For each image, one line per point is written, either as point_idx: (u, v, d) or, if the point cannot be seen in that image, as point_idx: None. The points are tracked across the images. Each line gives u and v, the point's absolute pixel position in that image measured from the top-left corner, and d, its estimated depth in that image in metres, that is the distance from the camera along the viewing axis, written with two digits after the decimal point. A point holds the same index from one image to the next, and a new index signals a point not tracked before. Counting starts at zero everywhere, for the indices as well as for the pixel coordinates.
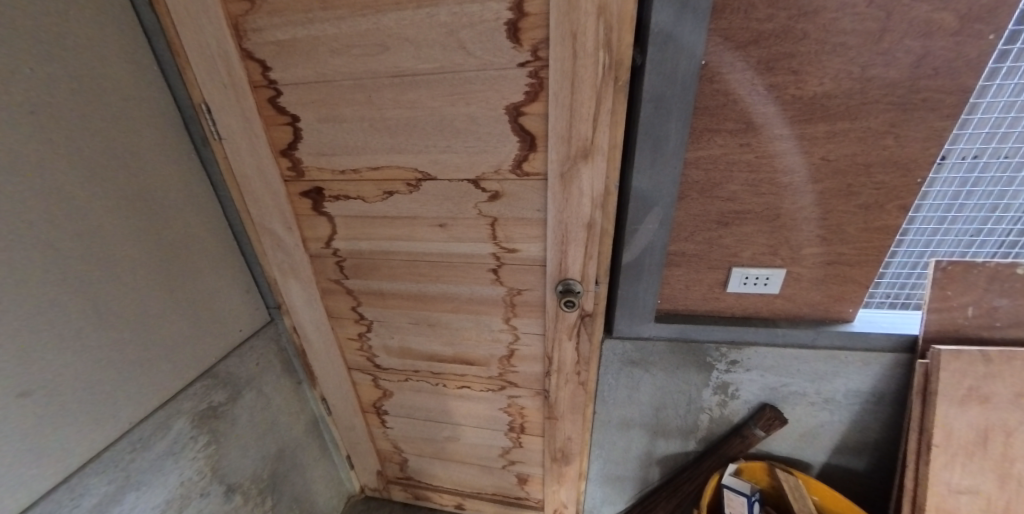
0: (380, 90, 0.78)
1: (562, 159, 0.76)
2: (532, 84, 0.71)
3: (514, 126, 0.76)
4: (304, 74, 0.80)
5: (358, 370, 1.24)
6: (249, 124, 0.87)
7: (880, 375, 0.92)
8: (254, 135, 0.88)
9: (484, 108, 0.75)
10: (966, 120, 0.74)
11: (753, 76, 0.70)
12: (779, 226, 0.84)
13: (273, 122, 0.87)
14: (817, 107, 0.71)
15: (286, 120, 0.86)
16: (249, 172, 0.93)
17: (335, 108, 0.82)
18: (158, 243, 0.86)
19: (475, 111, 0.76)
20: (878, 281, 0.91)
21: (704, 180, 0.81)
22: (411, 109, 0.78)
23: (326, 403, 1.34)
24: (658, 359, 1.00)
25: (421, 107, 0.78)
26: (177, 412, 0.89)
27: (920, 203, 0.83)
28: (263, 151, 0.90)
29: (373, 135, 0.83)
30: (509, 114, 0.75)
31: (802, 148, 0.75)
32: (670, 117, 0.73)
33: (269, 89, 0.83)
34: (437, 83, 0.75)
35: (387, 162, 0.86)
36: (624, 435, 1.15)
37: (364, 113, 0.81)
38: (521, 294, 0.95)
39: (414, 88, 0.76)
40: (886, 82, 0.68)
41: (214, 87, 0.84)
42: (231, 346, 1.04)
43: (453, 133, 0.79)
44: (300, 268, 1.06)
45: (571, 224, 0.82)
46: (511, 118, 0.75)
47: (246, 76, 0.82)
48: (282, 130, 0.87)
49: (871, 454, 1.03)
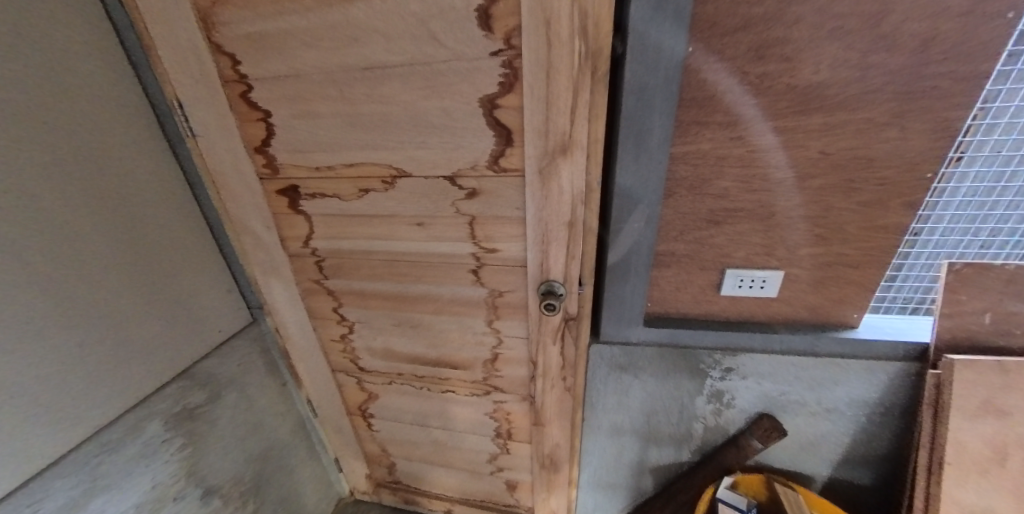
0: (352, 84, 0.74)
1: (540, 155, 0.72)
2: (507, 75, 0.67)
3: (490, 120, 0.72)
4: (274, 68, 0.76)
5: (342, 372, 1.22)
6: (220, 120, 0.84)
7: (886, 385, 0.87)
8: (229, 131, 0.86)
9: (459, 102, 0.71)
10: (983, 110, 0.67)
11: (741, 65, 0.65)
12: (774, 225, 0.79)
13: (248, 119, 0.84)
14: (812, 97, 0.66)
15: (259, 116, 0.83)
16: (227, 170, 0.91)
17: (310, 103, 0.79)
18: (131, 242, 0.84)
19: (449, 105, 0.72)
20: (890, 284, 0.84)
21: (693, 176, 0.76)
22: (384, 103, 0.74)
23: (312, 404, 1.32)
24: (648, 364, 0.96)
25: (395, 102, 0.74)
26: (150, 415, 0.87)
27: (930, 201, 0.76)
28: (237, 146, 0.87)
29: (347, 131, 0.80)
30: (483, 108, 0.71)
31: (798, 142, 0.70)
32: (653, 111, 0.68)
33: (241, 84, 0.80)
34: (410, 77, 0.71)
35: (362, 159, 0.82)
36: (615, 442, 1.10)
37: (338, 107, 0.78)
38: (503, 296, 0.92)
39: (386, 81, 0.72)
40: (890, 69, 0.62)
41: (186, 82, 0.81)
42: (211, 347, 1.02)
43: (428, 128, 0.75)
44: (281, 268, 1.04)
45: (552, 223, 0.78)
46: (487, 112, 0.71)
47: (215, 70, 0.79)
48: (256, 127, 0.85)
49: (877, 467, 0.97)
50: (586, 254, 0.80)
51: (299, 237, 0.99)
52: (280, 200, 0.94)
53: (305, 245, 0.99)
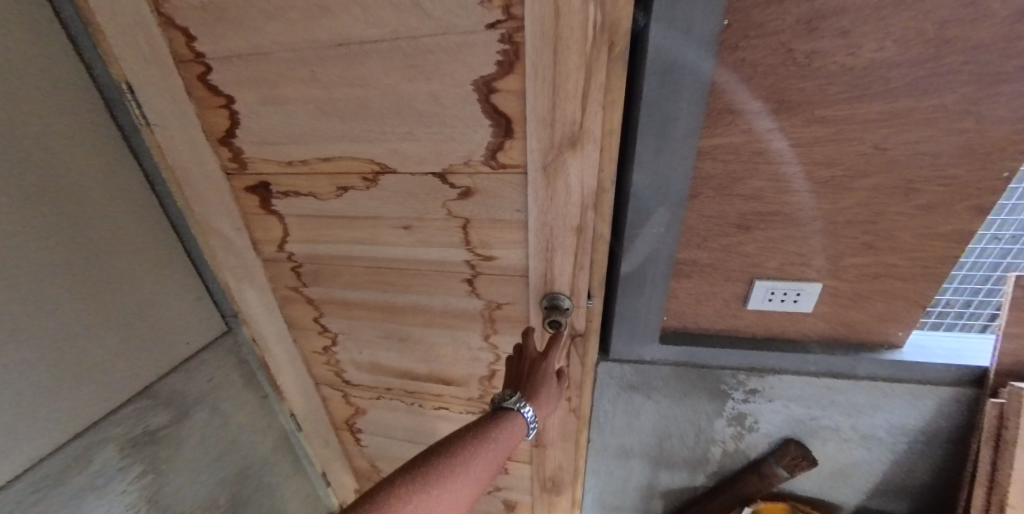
0: (325, 64, 0.61)
1: (544, 149, 0.60)
2: (506, 52, 0.53)
3: (486, 107, 0.59)
4: (230, 43, 0.63)
5: (326, 385, 1.15)
6: (175, 107, 0.73)
7: (933, 411, 0.77)
8: (187, 120, 0.74)
9: (449, 85, 0.58)
10: None
11: (787, 41, 0.54)
12: (813, 231, 0.68)
13: (208, 105, 0.72)
14: (871, 80, 0.55)
15: (220, 103, 0.71)
16: (189, 165, 0.80)
17: (276, 87, 0.66)
18: (80, 247, 0.73)
19: (438, 89, 0.59)
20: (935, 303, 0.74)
21: (722, 174, 0.66)
22: (363, 87, 0.62)
23: (296, 417, 1.23)
24: (663, 384, 0.86)
25: (374, 85, 0.61)
26: (102, 440, 0.77)
27: (1002, 205, 0.65)
28: (198, 137, 0.76)
29: (321, 119, 0.67)
30: (478, 92, 0.58)
31: (849, 135, 0.59)
32: (680, 96, 0.57)
33: (197, 65, 0.67)
34: (391, 55, 0.57)
35: (338, 152, 0.71)
36: (623, 465, 1.01)
37: (308, 91, 0.65)
38: (500, 308, 0.82)
39: (364, 61, 0.59)
40: (971, 45, 0.51)
41: (137, 64, 0.70)
42: (178, 361, 0.92)
43: (414, 116, 0.63)
44: (255, 273, 0.94)
45: (557, 227, 0.67)
46: (482, 97, 0.58)
47: (164, 47, 0.66)
48: (218, 115, 0.73)
49: (913, 498, 0.87)
50: (597, 263, 0.70)
51: (272, 240, 0.88)
52: (249, 199, 0.84)
53: (279, 248, 0.89)
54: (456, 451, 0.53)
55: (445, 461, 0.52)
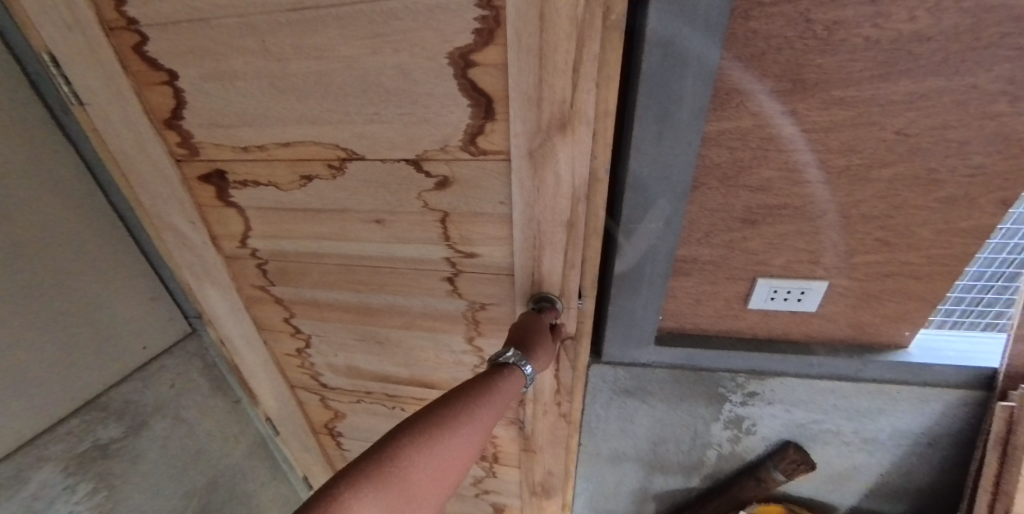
0: (276, 31, 0.52)
1: (530, 133, 0.52)
2: (486, 18, 0.46)
3: (463, 83, 0.51)
4: (164, 6, 0.54)
5: (302, 389, 1.08)
6: (109, 83, 0.64)
7: (941, 415, 0.73)
8: (124, 99, 0.65)
9: (420, 57, 0.50)
10: None
11: (806, 10, 0.47)
12: (824, 226, 0.62)
13: (147, 81, 0.63)
14: (898, 56, 0.48)
15: (160, 79, 0.63)
16: (131, 151, 0.71)
17: (222, 59, 0.57)
18: (5, 247, 0.64)
19: (407, 62, 0.51)
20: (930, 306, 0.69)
21: (728, 163, 0.59)
22: (321, 59, 0.53)
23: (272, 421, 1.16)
24: (658, 388, 0.80)
25: (334, 57, 0.53)
26: (41, 460, 0.70)
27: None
28: (138, 119, 0.67)
29: (276, 98, 0.59)
30: (455, 65, 0.50)
31: (868, 120, 0.53)
32: (684, 73, 0.50)
33: (130, 34, 0.58)
34: (351, 21, 0.49)
35: (299, 136, 0.63)
36: (615, 470, 0.96)
37: (259, 64, 0.56)
38: (485, 309, 0.76)
39: (321, 27, 0.51)
40: (1013, 15, 0.44)
41: (58, 32, 0.60)
42: (132, 368, 0.84)
43: (381, 93, 0.55)
44: (216, 270, 0.86)
45: (545, 223, 0.61)
46: (459, 72, 0.50)
47: (88, 12, 0.57)
48: (160, 93, 0.64)
49: (913, 500, 0.84)
50: (588, 261, 0.64)
51: (234, 234, 0.80)
52: (203, 189, 0.75)
53: (241, 244, 0.81)
54: (462, 398, 0.47)
55: (453, 407, 0.45)
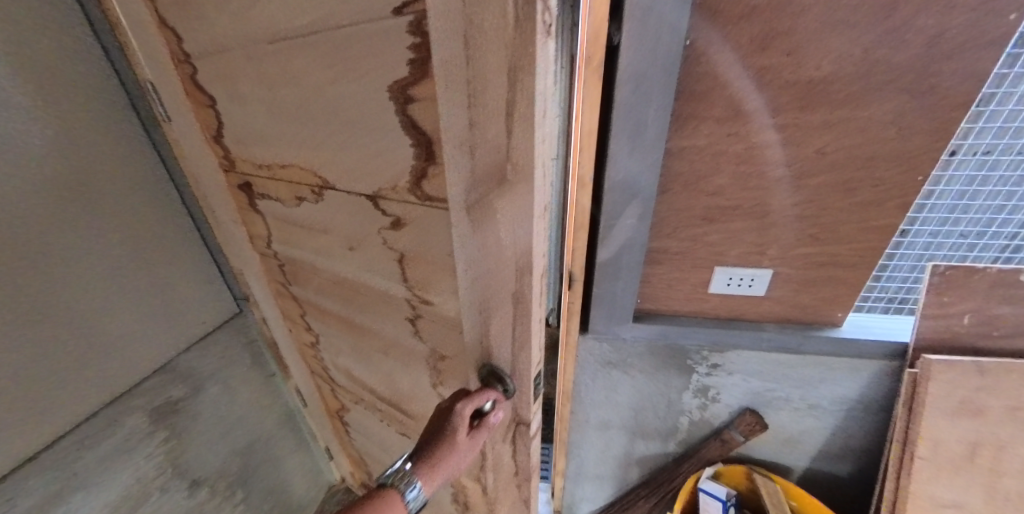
0: (266, 62, 0.50)
1: (470, 180, 0.33)
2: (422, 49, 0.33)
3: (407, 123, 0.40)
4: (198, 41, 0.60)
5: (319, 378, 1.19)
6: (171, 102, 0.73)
7: (869, 383, 0.88)
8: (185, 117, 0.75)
9: (367, 90, 0.41)
10: (994, 112, 0.68)
11: (742, 59, 0.62)
12: (768, 224, 0.77)
13: (197, 101, 0.72)
14: (814, 93, 0.63)
15: (202, 101, 0.70)
16: (196, 160, 0.83)
17: (235, 84, 0.59)
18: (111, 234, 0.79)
19: (359, 95, 0.42)
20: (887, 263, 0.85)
21: (689, 172, 0.74)
22: (296, 88, 0.49)
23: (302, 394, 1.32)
24: (636, 360, 0.95)
25: (304, 86, 0.47)
26: (129, 409, 0.85)
27: (934, 204, 0.78)
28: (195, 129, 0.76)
29: (272, 121, 0.58)
30: (395, 99, 0.39)
31: (797, 140, 0.68)
32: (649, 103, 0.65)
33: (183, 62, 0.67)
34: (317, 51, 0.43)
35: (290, 158, 0.61)
36: (603, 436, 1.11)
37: (258, 91, 0.56)
38: (444, 361, 0.64)
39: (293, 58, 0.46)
40: (893, 67, 0.60)
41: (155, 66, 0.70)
42: (194, 340, 0.99)
43: (342, 126, 0.47)
44: (262, 260, 0.96)
45: (497, 288, 0.39)
46: (400, 106, 0.40)
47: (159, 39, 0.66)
48: (204, 113, 0.72)
49: (856, 461, 0.99)
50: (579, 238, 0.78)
51: (262, 237, 0.88)
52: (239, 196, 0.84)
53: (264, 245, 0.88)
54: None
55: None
